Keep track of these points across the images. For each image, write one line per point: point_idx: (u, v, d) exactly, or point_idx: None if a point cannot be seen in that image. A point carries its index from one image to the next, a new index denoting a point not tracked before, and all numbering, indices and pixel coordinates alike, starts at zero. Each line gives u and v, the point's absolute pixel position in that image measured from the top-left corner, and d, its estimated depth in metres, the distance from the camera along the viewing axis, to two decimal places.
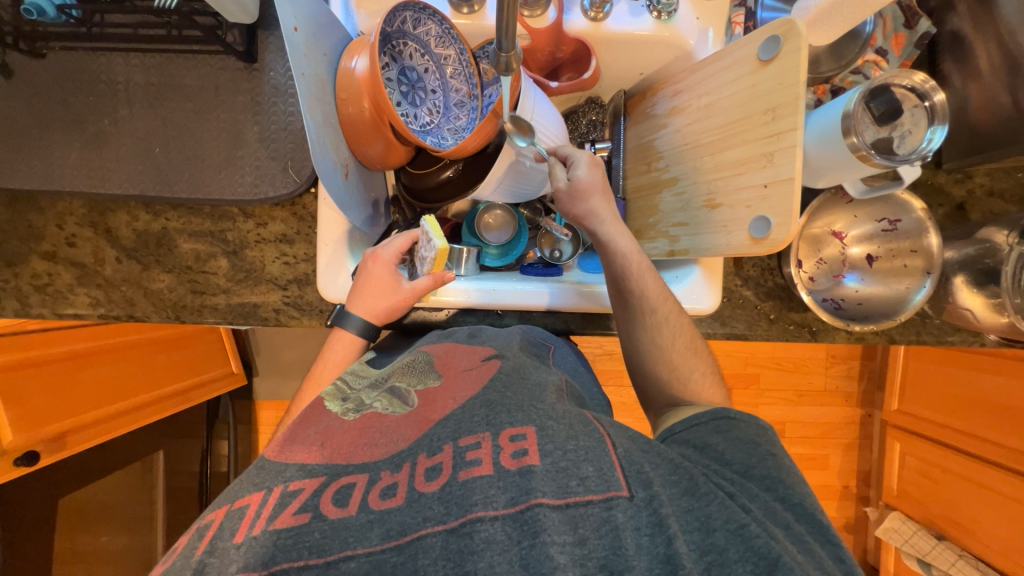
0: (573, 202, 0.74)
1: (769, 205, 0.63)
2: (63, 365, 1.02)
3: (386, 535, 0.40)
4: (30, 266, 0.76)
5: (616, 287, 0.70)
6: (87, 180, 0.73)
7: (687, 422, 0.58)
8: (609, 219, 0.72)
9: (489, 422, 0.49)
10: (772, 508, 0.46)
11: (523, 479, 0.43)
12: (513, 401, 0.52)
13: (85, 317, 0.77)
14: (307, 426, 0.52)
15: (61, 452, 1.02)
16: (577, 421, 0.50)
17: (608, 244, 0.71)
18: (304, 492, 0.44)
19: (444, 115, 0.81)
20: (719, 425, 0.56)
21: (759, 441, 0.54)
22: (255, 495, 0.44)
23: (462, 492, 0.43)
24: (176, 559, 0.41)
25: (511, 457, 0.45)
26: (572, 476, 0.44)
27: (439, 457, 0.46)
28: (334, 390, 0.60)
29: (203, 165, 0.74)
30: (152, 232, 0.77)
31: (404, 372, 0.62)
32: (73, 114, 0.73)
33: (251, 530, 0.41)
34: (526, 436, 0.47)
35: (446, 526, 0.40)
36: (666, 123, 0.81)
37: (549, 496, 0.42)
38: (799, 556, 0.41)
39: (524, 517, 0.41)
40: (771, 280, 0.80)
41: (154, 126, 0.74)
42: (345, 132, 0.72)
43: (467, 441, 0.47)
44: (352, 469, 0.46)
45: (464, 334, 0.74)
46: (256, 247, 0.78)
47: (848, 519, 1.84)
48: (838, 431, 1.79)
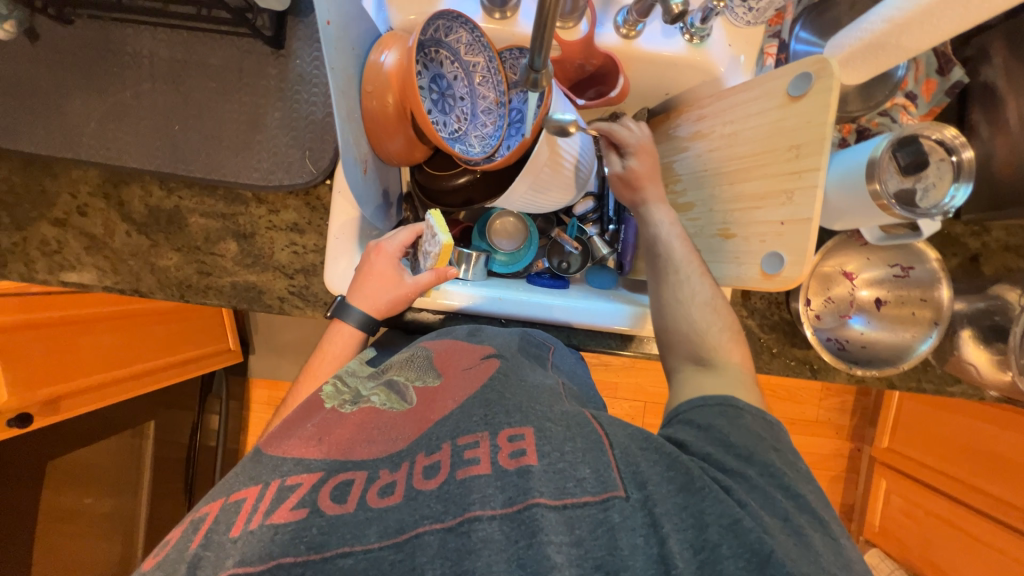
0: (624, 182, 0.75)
1: (783, 242, 0.63)
2: (57, 329, 1.02)
3: (384, 533, 0.40)
4: (40, 231, 0.76)
5: (647, 251, 0.71)
6: (103, 151, 0.73)
7: (693, 403, 0.56)
8: (656, 197, 0.73)
9: (488, 423, 0.49)
10: (773, 501, 0.46)
11: (522, 479, 0.43)
12: (512, 401, 0.52)
13: (90, 286, 0.77)
14: (304, 421, 0.52)
15: (53, 416, 1.00)
16: (574, 423, 0.50)
17: (645, 215, 0.73)
18: (301, 488, 0.43)
19: (471, 122, 0.81)
20: (725, 410, 0.54)
21: (764, 435, 0.52)
22: (251, 489, 0.44)
23: (460, 490, 0.43)
24: (170, 552, 0.41)
25: (508, 457, 0.45)
26: (569, 478, 0.44)
27: (438, 455, 0.46)
28: (332, 390, 0.58)
29: (221, 146, 0.74)
30: (164, 208, 0.77)
31: (403, 366, 0.62)
32: (95, 83, 0.73)
33: (248, 525, 0.41)
34: (524, 436, 0.47)
35: (444, 525, 0.41)
36: (687, 146, 0.80)
37: (546, 496, 0.42)
38: (795, 551, 0.41)
39: (522, 517, 0.41)
40: (777, 314, 0.79)
41: (176, 103, 0.74)
42: (366, 126, 0.71)
43: (465, 439, 0.48)
44: (352, 466, 0.46)
45: (464, 332, 0.73)
46: (266, 234, 0.78)
47: None
48: (826, 463, 1.80)
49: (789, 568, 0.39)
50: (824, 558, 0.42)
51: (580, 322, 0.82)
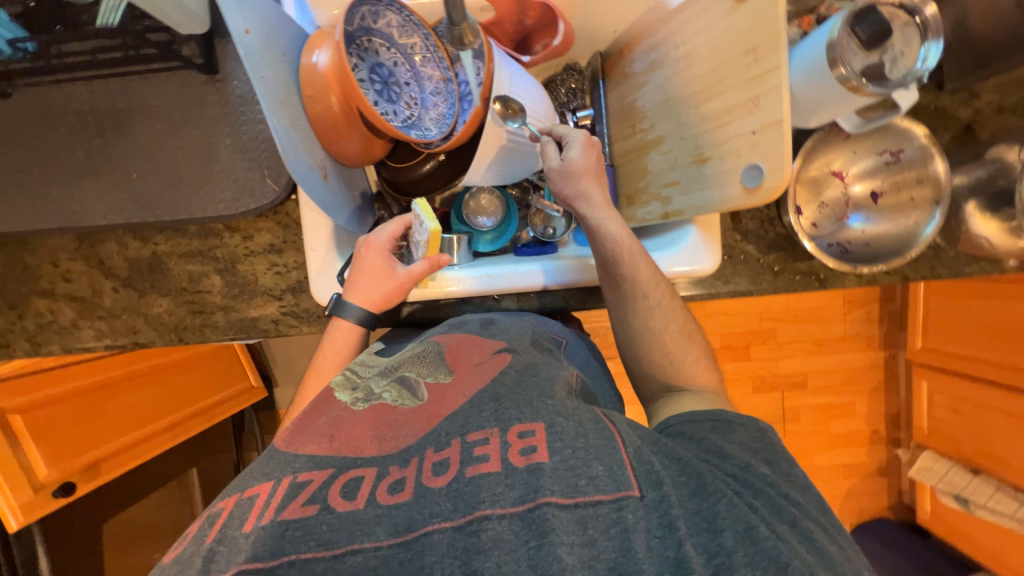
0: (566, 183, 0.69)
1: (759, 152, 0.60)
2: (83, 399, 1.04)
3: (393, 531, 0.40)
4: (32, 306, 0.77)
5: (609, 274, 0.67)
6: (70, 215, 0.74)
7: (684, 417, 0.57)
8: (597, 197, 0.68)
9: (498, 418, 0.48)
10: (781, 507, 0.46)
11: (532, 477, 0.42)
12: (522, 396, 0.51)
13: (94, 348, 0.78)
14: (316, 417, 0.51)
15: (94, 480, 1.05)
16: (587, 420, 0.49)
17: (597, 229, 0.67)
18: (311, 484, 0.43)
19: (423, 105, 0.80)
20: (716, 425, 0.55)
21: (759, 449, 0.53)
22: (264, 484, 0.44)
23: (470, 488, 0.42)
24: (188, 545, 0.41)
25: (519, 454, 0.44)
26: (581, 475, 0.43)
27: (448, 451, 0.46)
28: (343, 380, 0.59)
29: (182, 184, 0.74)
30: (143, 257, 0.77)
31: (414, 362, 0.61)
32: (48, 150, 0.73)
33: (260, 520, 0.41)
34: (534, 432, 0.46)
35: (453, 523, 0.40)
36: (646, 80, 0.78)
37: (556, 495, 0.41)
38: (808, 557, 0.41)
39: (532, 516, 0.40)
40: (772, 231, 0.77)
41: (129, 152, 0.74)
42: (316, 131, 0.70)
43: (475, 436, 0.47)
44: (361, 462, 0.46)
45: (475, 325, 0.72)
46: (247, 261, 0.78)
47: (880, 462, 1.86)
48: (861, 376, 1.81)
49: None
50: (838, 564, 0.42)
51: (542, 285, 0.80)
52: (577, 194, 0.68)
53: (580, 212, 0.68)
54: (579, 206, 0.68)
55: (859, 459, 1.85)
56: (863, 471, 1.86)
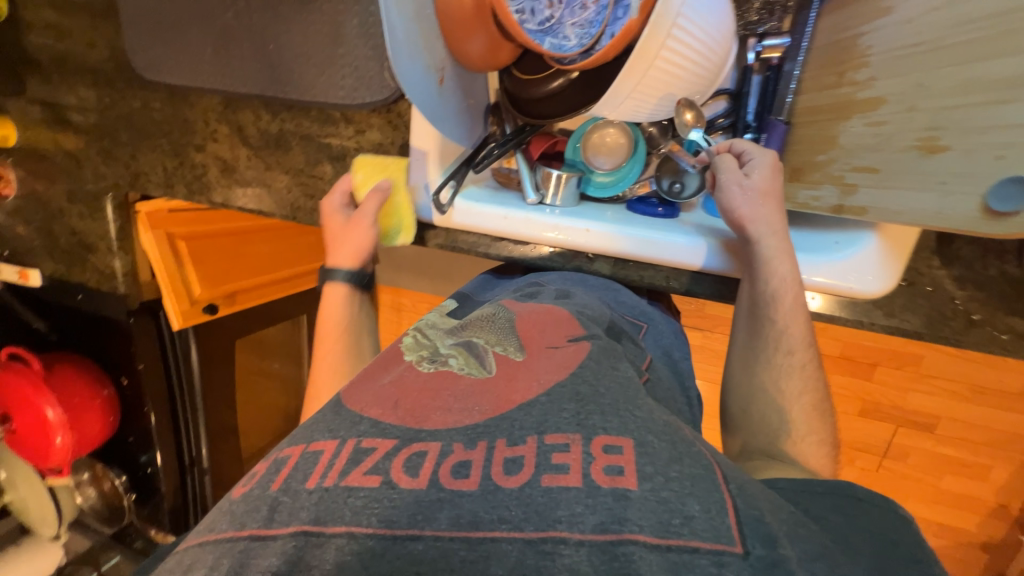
0: (744, 198, 0.61)
1: None
2: (227, 240, 1.23)
3: (455, 523, 0.33)
4: (189, 157, 0.88)
5: (757, 317, 0.61)
6: (220, 79, 0.78)
7: (795, 484, 0.47)
8: (772, 230, 0.60)
9: (580, 423, 0.39)
10: None
11: (618, 505, 0.33)
12: (608, 400, 0.42)
13: (230, 206, 0.89)
14: (380, 374, 0.48)
15: (233, 306, 1.25)
16: (681, 440, 0.40)
17: (761, 262, 0.60)
18: (375, 453, 0.38)
19: (567, 4, 0.64)
20: (841, 505, 0.44)
21: (899, 541, 0.41)
22: (329, 442, 0.39)
23: (545, 501, 0.33)
24: (254, 485, 0.38)
25: (602, 472, 0.35)
26: (675, 512, 0.33)
27: (522, 449, 0.37)
28: (413, 342, 0.54)
29: (309, 63, 0.73)
30: (272, 132, 0.81)
31: (482, 327, 0.54)
32: (201, 7, 0.75)
33: (323, 480, 0.36)
34: (622, 450, 0.37)
35: (524, 535, 0.32)
36: (890, 6, 0.53)
37: (646, 533, 0.32)
38: None
39: (615, 552, 0.31)
40: (992, 268, 0.55)
41: (266, 20, 0.72)
42: (442, 27, 0.63)
43: (554, 438, 0.38)
44: (425, 436, 0.39)
45: (550, 296, 0.64)
46: (356, 155, 0.78)
47: (990, 539, 1.57)
48: (1017, 444, 1.46)
49: None
50: None
51: (700, 267, 0.69)
52: (753, 217, 0.60)
53: (750, 236, 0.61)
54: (751, 231, 0.60)
55: (963, 525, 1.58)
56: (961, 538, 1.59)
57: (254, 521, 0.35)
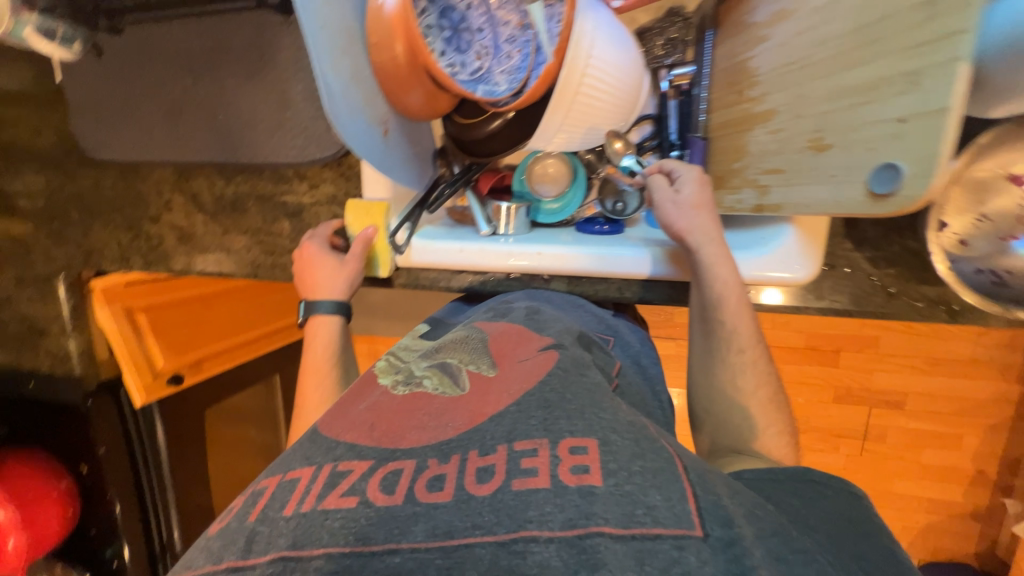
0: (679, 212, 0.64)
1: (902, 148, 0.46)
2: (191, 307, 1.20)
3: (432, 533, 0.33)
4: (144, 229, 0.89)
5: (709, 323, 0.63)
6: (171, 151, 0.81)
7: (760, 473, 0.49)
8: (710, 239, 0.63)
9: (547, 428, 0.40)
10: None
11: (584, 501, 0.34)
12: (574, 405, 0.42)
13: (189, 272, 0.89)
14: (357, 400, 0.49)
15: (198, 374, 1.22)
16: (644, 436, 0.40)
17: (705, 270, 0.63)
18: (352, 474, 0.38)
19: (494, 55, 0.71)
20: (800, 489, 0.47)
21: (854, 518, 0.45)
22: (306, 469, 0.40)
23: (516, 503, 0.34)
24: (231, 520, 0.39)
25: (570, 472, 0.36)
26: (637, 503, 0.34)
27: (493, 458, 0.38)
28: (386, 364, 0.56)
29: (259, 128, 0.77)
30: (227, 196, 0.84)
31: (457, 348, 0.56)
32: (151, 87, 0.79)
33: (301, 506, 0.37)
34: (587, 450, 0.38)
35: (497, 539, 0.32)
36: (766, 35, 0.63)
37: (611, 524, 0.33)
38: None
39: (583, 546, 0.32)
40: (896, 244, 0.62)
41: (215, 93, 0.77)
42: (380, 85, 0.67)
43: (522, 445, 0.38)
44: (400, 454, 0.39)
45: (520, 313, 0.67)
46: (313, 209, 0.81)
47: (978, 507, 1.61)
48: (980, 409, 1.53)
49: None
50: None
51: (647, 275, 0.73)
52: (692, 229, 0.63)
53: (691, 247, 0.64)
54: (691, 242, 0.63)
55: (951, 497, 1.62)
56: (950, 510, 1.63)
57: (231, 553, 0.35)
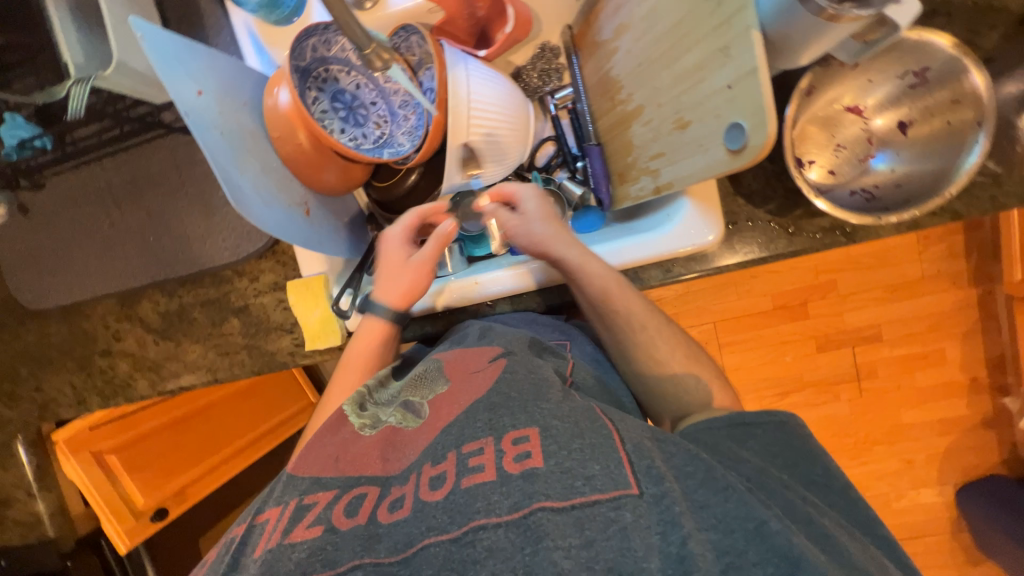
0: (533, 229, 0.70)
1: (738, 108, 0.53)
2: (166, 433, 1.16)
3: (394, 548, 0.42)
4: (96, 365, 0.88)
5: (605, 314, 0.68)
6: (110, 281, 0.83)
7: (698, 426, 0.54)
8: (568, 244, 0.69)
9: (492, 426, 0.49)
10: (794, 507, 0.44)
11: (526, 483, 0.43)
12: (516, 400, 0.51)
13: (150, 395, 0.88)
14: (325, 438, 0.55)
15: (184, 502, 1.17)
16: (583, 417, 0.48)
17: (578, 271, 0.67)
18: (316, 507, 0.47)
19: (392, 121, 0.79)
20: (734, 434, 0.52)
21: (780, 452, 0.52)
22: (273, 510, 0.49)
23: (465, 499, 0.43)
24: (216, 560, 0.48)
25: (513, 461, 0.45)
26: (577, 476, 0.43)
27: (443, 465, 0.47)
28: (357, 398, 0.61)
29: (190, 238, 0.80)
30: (173, 309, 0.85)
31: (417, 383, 0.61)
32: (81, 228, 0.82)
33: (267, 544, 0.45)
34: (529, 438, 0.46)
35: (449, 535, 0.41)
36: (616, 47, 0.72)
37: (551, 499, 0.42)
38: (825, 560, 0.40)
39: (527, 523, 0.41)
40: (781, 188, 0.69)
41: (143, 218, 0.81)
42: (292, 171, 0.72)
43: (470, 446, 0.48)
44: (364, 481, 0.49)
45: (474, 335, 0.69)
46: (258, 300, 0.83)
47: (985, 414, 1.63)
48: (951, 319, 1.59)
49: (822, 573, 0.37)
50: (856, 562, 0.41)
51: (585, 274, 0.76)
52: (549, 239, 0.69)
53: (557, 256, 0.69)
54: (555, 252, 0.68)
55: (957, 411, 1.64)
56: (962, 426, 1.64)
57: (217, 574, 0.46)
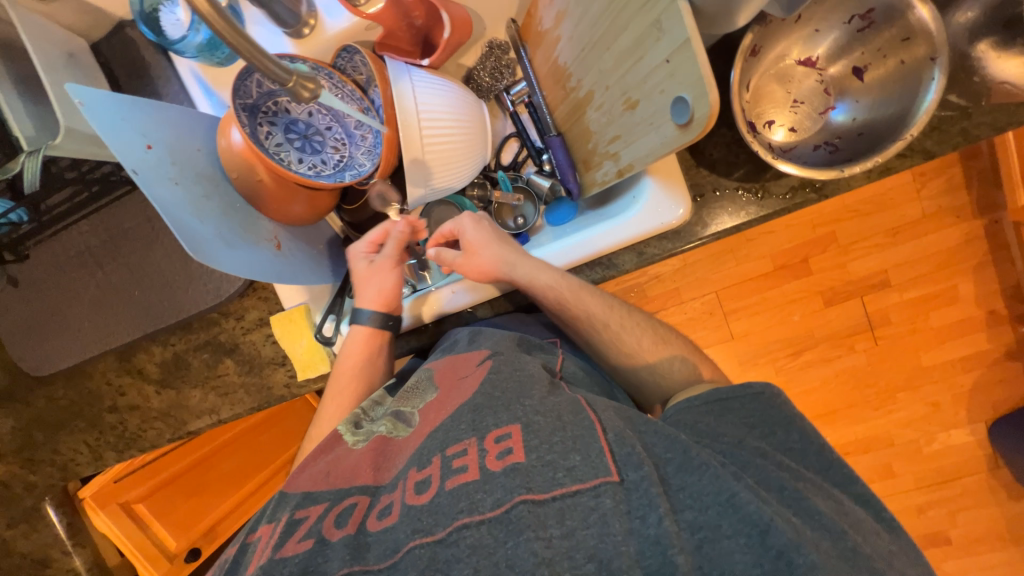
0: (479, 254, 0.71)
1: (679, 81, 0.51)
2: (191, 474, 1.18)
3: (385, 553, 0.44)
4: (105, 421, 0.91)
5: (562, 318, 0.68)
6: (103, 340, 0.85)
7: (679, 407, 0.55)
8: (516, 262, 0.69)
9: (475, 427, 0.51)
10: (766, 475, 0.47)
11: (507, 478, 0.45)
12: (502, 399, 0.53)
13: (161, 443, 0.91)
14: (319, 457, 0.57)
15: (215, 539, 1.23)
16: (569, 409, 0.50)
17: (533, 286, 0.68)
18: (308, 519, 0.49)
19: (351, 142, 0.79)
20: (714, 407, 0.54)
21: (757, 424, 0.52)
22: (264, 529, 0.50)
23: (450, 500, 0.45)
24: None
25: (495, 459, 0.47)
26: (558, 467, 0.46)
27: (428, 468, 0.49)
28: (352, 419, 0.62)
29: (172, 287, 0.81)
30: (168, 358, 0.87)
31: (408, 395, 0.62)
32: (69, 291, 0.84)
33: (258, 561, 0.46)
34: (512, 434, 0.49)
35: (434, 537, 0.43)
36: (558, 35, 0.71)
37: (534, 491, 0.44)
38: (798, 523, 0.43)
39: (509, 517, 0.43)
40: (744, 153, 0.67)
41: (125, 273, 0.82)
42: (256, 208, 0.72)
43: (453, 449, 0.49)
44: (355, 491, 0.51)
45: (465, 338, 0.68)
46: (247, 338, 0.85)
47: (1006, 346, 1.58)
48: (960, 254, 1.54)
49: (789, 536, 0.40)
50: (829, 521, 0.44)
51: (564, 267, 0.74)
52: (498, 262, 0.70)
53: (509, 277, 0.70)
54: (506, 272, 0.69)
55: (977, 347, 1.59)
56: (984, 361, 1.60)
57: None
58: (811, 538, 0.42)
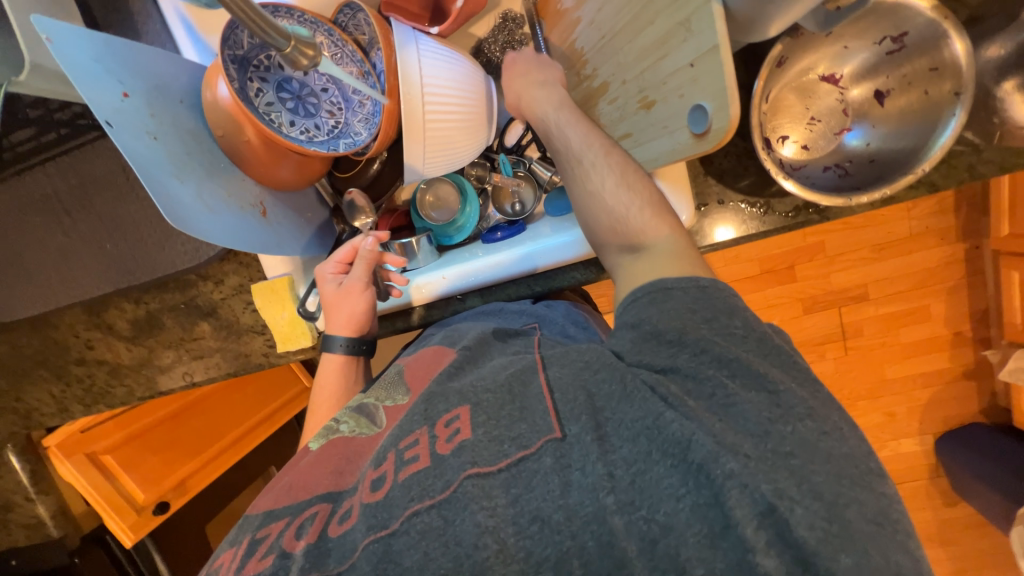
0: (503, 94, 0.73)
1: (701, 88, 0.49)
2: (161, 428, 1.15)
3: (342, 558, 0.45)
4: (72, 373, 0.88)
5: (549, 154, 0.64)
6: (72, 291, 0.81)
7: (625, 303, 0.52)
8: (526, 87, 0.69)
9: (426, 417, 0.51)
10: (703, 384, 0.44)
11: (456, 457, 0.46)
12: (458, 388, 0.53)
13: (129, 400, 0.88)
14: (285, 474, 0.58)
15: (186, 494, 1.16)
16: (514, 383, 0.51)
17: (531, 113, 0.67)
18: (267, 538, 0.50)
19: (347, 108, 0.74)
20: (653, 296, 0.49)
21: (701, 309, 0.47)
22: (226, 554, 0.51)
23: (401, 492, 0.46)
24: None
25: (446, 442, 0.48)
26: (504, 440, 0.46)
27: (383, 466, 0.49)
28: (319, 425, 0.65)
29: (147, 244, 0.77)
30: (141, 316, 0.84)
31: (375, 389, 0.65)
32: (33, 237, 0.79)
33: None
34: (460, 416, 0.49)
35: (389, 530, 0.44)
36: (579, 17, 0.67)
37: (479, 465, 0.45)
38: (720, 428, 0.41)
39: (456, 494, 0.44)
40: (751, 167, 0.66)
41: (95, 224, 0.77)
42: (240, 169, 0.68)
43: (405, 441, 0.50)
44: (318, 499, 0.52)
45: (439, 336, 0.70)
46: (226, 303, 0.82)
47: (965, 367, 1.66)
48: (938, 276, 1.59)
49: (709, 448, 0.40)
50: (761, 425, 0.41)
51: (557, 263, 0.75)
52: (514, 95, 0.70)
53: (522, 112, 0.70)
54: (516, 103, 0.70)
55: (938, 365, 1.67)
56: (943, 378, 1.68)
57: None
58: (732, 444, 0.40)
